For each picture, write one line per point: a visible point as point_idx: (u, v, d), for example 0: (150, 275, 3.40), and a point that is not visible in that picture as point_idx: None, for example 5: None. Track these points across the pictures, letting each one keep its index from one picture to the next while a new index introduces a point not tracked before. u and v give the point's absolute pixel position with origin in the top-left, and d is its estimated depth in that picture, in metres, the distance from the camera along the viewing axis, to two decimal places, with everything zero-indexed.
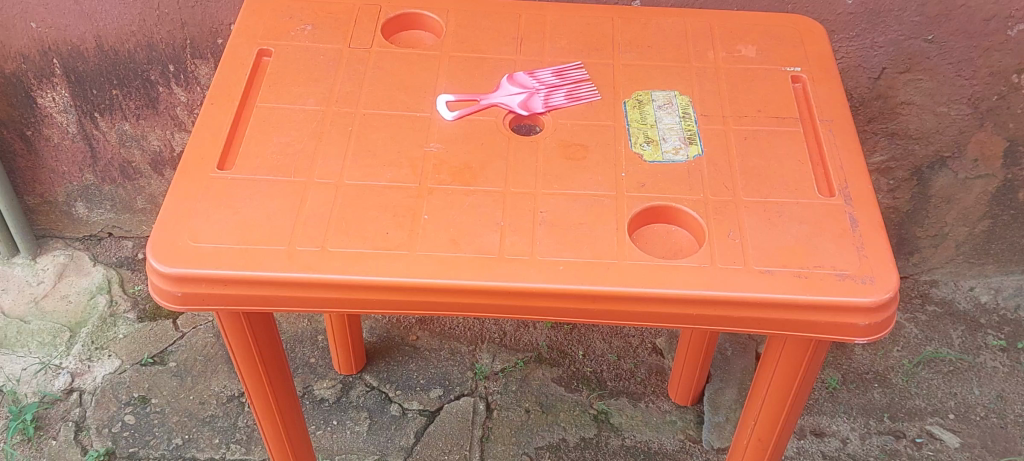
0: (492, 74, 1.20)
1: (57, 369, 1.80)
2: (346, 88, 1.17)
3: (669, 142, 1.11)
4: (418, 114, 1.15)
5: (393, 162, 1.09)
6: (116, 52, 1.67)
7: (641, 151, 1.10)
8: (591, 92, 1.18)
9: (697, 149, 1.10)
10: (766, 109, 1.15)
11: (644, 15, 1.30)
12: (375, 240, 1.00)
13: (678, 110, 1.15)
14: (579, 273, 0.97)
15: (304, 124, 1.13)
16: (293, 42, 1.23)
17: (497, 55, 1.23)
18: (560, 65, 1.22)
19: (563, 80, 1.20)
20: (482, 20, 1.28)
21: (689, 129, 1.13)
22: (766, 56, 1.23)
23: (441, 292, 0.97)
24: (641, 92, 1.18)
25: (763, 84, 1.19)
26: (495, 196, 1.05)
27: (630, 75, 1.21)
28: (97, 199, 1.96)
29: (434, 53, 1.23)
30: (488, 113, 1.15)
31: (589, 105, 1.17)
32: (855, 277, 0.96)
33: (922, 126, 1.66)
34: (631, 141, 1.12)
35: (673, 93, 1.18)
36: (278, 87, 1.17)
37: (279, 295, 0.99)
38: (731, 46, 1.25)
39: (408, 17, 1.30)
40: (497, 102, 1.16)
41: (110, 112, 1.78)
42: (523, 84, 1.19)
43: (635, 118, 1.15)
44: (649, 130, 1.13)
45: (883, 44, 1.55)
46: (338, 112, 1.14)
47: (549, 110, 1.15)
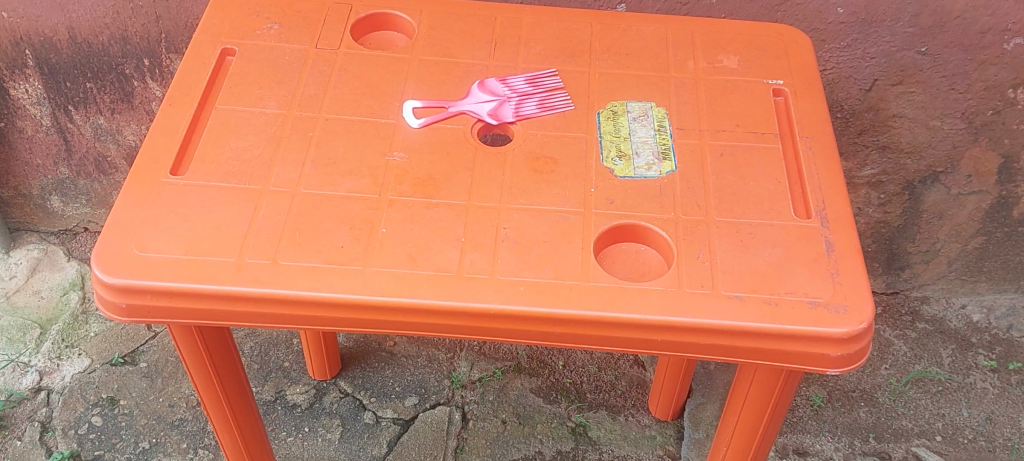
0: (462, 80, 1.16)
1: (25, 366, 1.77)
2: (309, 91, 1.13)
3: (642, 157, 1.07)
4: (382, 121, 1.10)
5: (354, 171, 1.05)
6: (90, 44, 1.63)
7: (613, 165, 1.06)
8: (565, 101, 1.14)
9: (671, 165, 1.06)
10: (744, 124, 1.11)
11: (625, 19, 1.25)
12: (330, 253, 0.96)
13: (654, 122, 1.11)
14: (540, 295, 0.93)
15: (263, 128, 1.08)
16: (258, 42, 1.19)
17: (469, 59, 1.18)
18: (534, 72, 1.17)
19: (536, 87, 1.15)
20: (456, 21, 1.23)
21: (664, 143, 1.09)
22: (748, 67, 1.18)
23: (396, 311, 0.93)
24: (616, 101, 1.14)
25: (743, 97, 1.14)
26: (457, 210, 1.01)
27: (605, 83, 1.16)
28: (72, 194, 1.91)
29: (403, 55, 1.19)
30: (456, 122, 1.11)
31: (561, 115, 1.12)
32: (827, 305, 0.92)
33: (914, 139, 1.61)
34: (603, 154, 1.07)
35: (649, 104, 1.13)
36: (238, 88, 1.13)
37: (227, 310, 0.95)
38: (712, 56, 1.20)
39: (378, 18, 1.25)
40: (467, 109, 1.12)
41: (84, 106, 1.73)
42: (494, 91, 1.14)
43: (608, 130, 1.10)
44: (622, 143, 1.09)
45: (874, 55, 1.50)
46: (300, 117, 1.10)
47: (520, 120, 1.11)
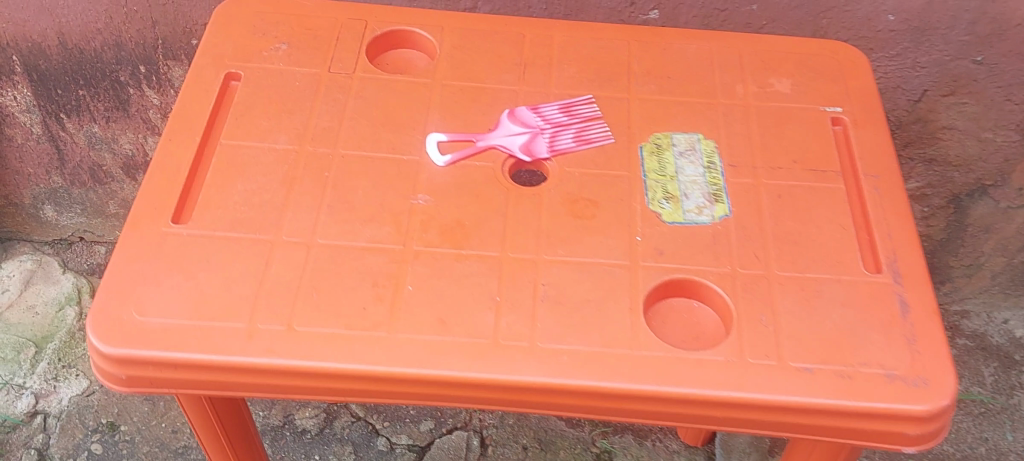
0: (490, 108, 1.05)
1: (20, 389, 1.68)
2: (322, 123, 1.03)
3: (692, 198, 0.97)
4: (404, 158, 1.00)
5: (375, 217, 0.95)
6: (81, 50, 1.52)
7: (660, 209, 0.96)
8: (603, 133, 1.03)
9: (724, 209, 0.96)
10: (802, 160, 1.01)
11: (666, 36, 1.14)
12: (350, 317, 0.87)
13: (702, 158, 1.01)
14: (586, 366, 0.83)
15: (273, 167, 0.98)
16: (265, 64, 1.08)
17: (496, 84, 1.08)
18: (568, 98, 1.07)
19: (571, 117, 1.05)
20: (481, 40, 1.13)
21: (715, 183, 0.99)
22: (803, 93, 1.08)
23: (425, 384, 0.84)
24: (660, 132, 1.04)
25: (800, 127, 1.04)
26: (490, 263, 0.92)
27: (647, 110, 1.06)
28: (66, 203, 1.81)
29: (424, 80, 1.08)
30: (485, 158, 1.01)
31: (600, 149, 1.02)
32: (906, 379, 0.83)
33: (963, 152, 1.51)
34: (648, 196, 0.98)
35: (697, 136, 1.03)
36: (245, 120, 1.02)
37: (237, 381, 0.85)
38: (763, 78, 1.09)
39: (396, 35, 1.14)
40: (496, 143, 1.01)
41: (77, 113, 1.63)
42: (526, 122, 1.04)
43: (653, 167, 1.00)
44: (669, 183, 0.99)
45: (925, 65, 1.39)
46: (313, 153, 1.00)
47: (556, 156, 1.01)
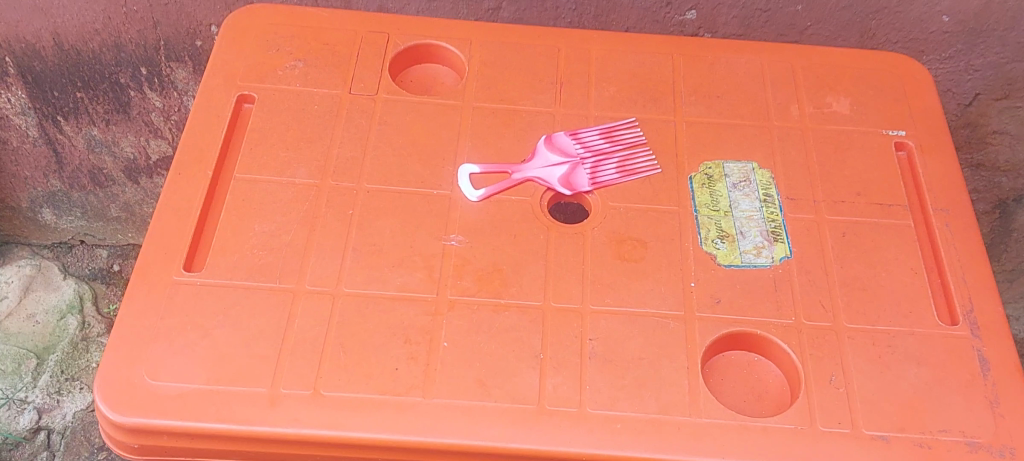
0: (526, 134, 0.97)
1: (21, 404, 1.60)
2: (345, 153, 0.95)
3: (749, 237, 0.90)
4: (434, 193, 0.92)
5: (405, 262, 0.87)
6: (78, 51, 1.42)
7: (715, 250, 0.89)
8: (649, 162, 0.95)
9: (784, 250, 0.89)
10: (867, 192, 0.93)
11: (712, 48, 1.06)
12: (381, 380, 0.79)
13: (758, 190, 0.93)
14: (642, 436, 0.77)
15: (293, 204, 0.90)
16: (280, 85, 1.00)
17: (531, 105, 1.00)
18: (609, 122, 0.98)
19: (614, 144, 0.96)
20: (513, 53, 1.04)
21: (773, 219, 0.91)
22: (863, 114, 1.00)
23: (466, 455, 0.77)
24: (711, 161, 0.95)
25: (862, 154, 0.96)
26: (532, 315, 0.84)
27: (696, 135, 0.98)
28: (66, 206, 1.73)
29: (453, 101, 1.00)
30: (523, 191, 0.93)
31: (646, 181, 0.94)
32: (989, 448, 0.77)
33: (1014, 157, 1.42)
34: (701, 235, 0.90)
35: (751, 165, 0.95)
36: (261, 150, 0.94)
37: (259, 450, 0.78)
38: (820, 97, 1.01)
39: (420, 49, 1.05)
40: (534, 175, 0.93)
41: (75, 116, 1.53)
42: (564, 150, 0.95)
43: (705, 201, 0.92)
44: (724, 220, 0.91)
45: (979, 67, 1.31)
46: (336, 188, 0.92)
47: (598, 189, 0.93)
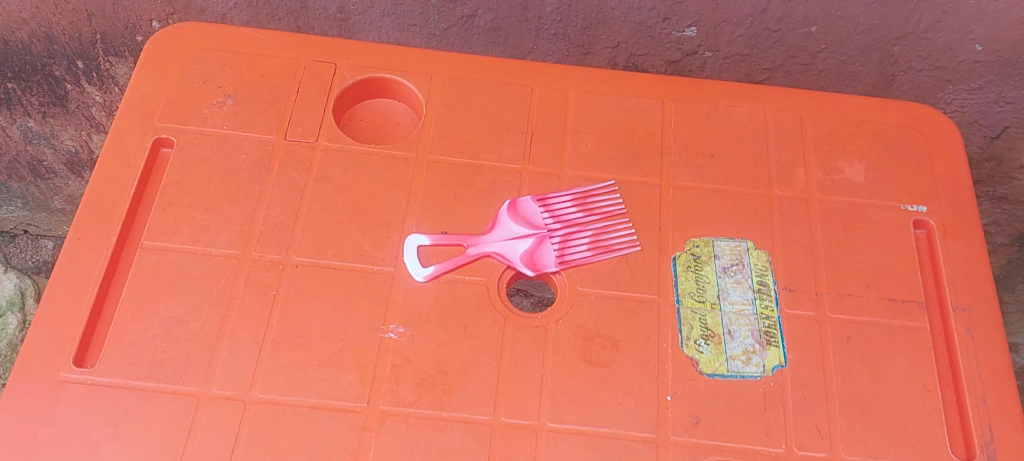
0: (486, 195, 0.84)
1: None
2: (273, 217, 0.81)
3: (737, 339, 0.77)
4: (375, 269, 0.79)
5: (334, 360, 0.75)
6: (5, 41, 1.26)
7: (697, 354, 0.76)
8: (627, 237, 0.82)
9: (778, 356, 0.76)
10: (877, 285, 0.80)
11: (709, 93, 0.91)
12: None
13: (752, 277, 0.80)
14: None
15: (208, 282, 0.78)
16: (204, 128, 0.86)
17: (495, 159, 0.86)
18: (584, 185, 0.85)
19: (588, 213, 0.83)
20: (478, 93, 0.90)
21: (767, 316, 0.78)
22: (878, 183, 0.86)
23: None
24: (699, 237, 0.82)
25: (874, 236, 0.83)
26: (477, 434, 0.72)
27: (684, 204, 0.84)
28: (6, 196, 1.59)
29: (405, 152, 0.86)
30: (478, 270, 0.80)
31: (623, 261, 0.81)
32: None
33: None
34: (683, 334, 0.77)
35: (745, 243, 0.82)
36: (175, 212, 0.81)
37: None
38: (830, 160, 0.87)
39: (373, 83, 0.91)
40: (492, 250, 0.80)
41: (8, 107, 1.38)
42: (530, 220, 0.82)
43: (689, 289, 0.79)
44: (710, 315, 0.78)
45: (1011, 100, 1.15)
46: (259, 262, 0.79)
47: (566, 268, 0.80)
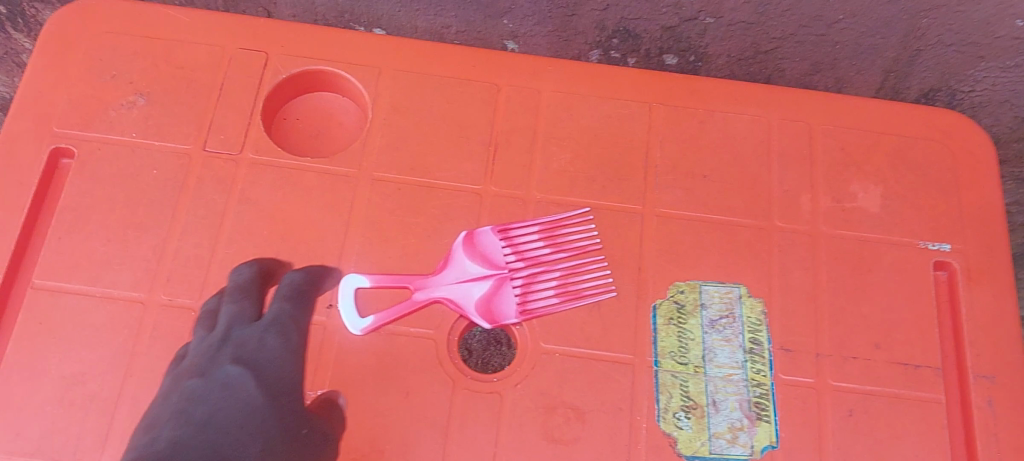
0: (439, 224, 0.72)
1: None
2: (188, 250, 0.70)
3: (722, 412, 0.67)
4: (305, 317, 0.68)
5: None
6: None
7: (676, 431, 0.66)
8: (601, 280, 0.70)
9: (769, 435, 0.66)
10: (888, 345, 0.69)
11: (705, 94, 0.77)
12: None
13: (744, 332, 0.69)
14: None
15: (110, 333, 0.67)
16: (110, 135, 0.73)
17: (450, 178, 0.73)
18: (555, 213, 0.72)
19: (557, 249, 0.71)
20: (433, 93, 0.77)
21: (759, 384, 0.68)
22: (896, 213, 0.74)
23: None
24: (683, 280, 0.71)
25: (887, 282, 0.71)
26: None
27: (669, 238, 0.72)
28: None
29: (345, 167, 0.73)
30: (426, 319, 0.69)
31: (594, 310, 0.69)
32: None
33: None
34: (660, 405, 0.67)
35: (737, 289, 0.71)
36: (73, 243, 0.70)
37: None
38: (841, 185, 0.75)
39: (312, 77, 0.78)
40: (443, 295, 0.68)
41: None
42: (488, 257, 0.70)
43: (670, 348, 0.69)
44: (692, 381, 0.68)
45: None
46: (169, 308, 0.68)
47: (529, 319, 0.69)
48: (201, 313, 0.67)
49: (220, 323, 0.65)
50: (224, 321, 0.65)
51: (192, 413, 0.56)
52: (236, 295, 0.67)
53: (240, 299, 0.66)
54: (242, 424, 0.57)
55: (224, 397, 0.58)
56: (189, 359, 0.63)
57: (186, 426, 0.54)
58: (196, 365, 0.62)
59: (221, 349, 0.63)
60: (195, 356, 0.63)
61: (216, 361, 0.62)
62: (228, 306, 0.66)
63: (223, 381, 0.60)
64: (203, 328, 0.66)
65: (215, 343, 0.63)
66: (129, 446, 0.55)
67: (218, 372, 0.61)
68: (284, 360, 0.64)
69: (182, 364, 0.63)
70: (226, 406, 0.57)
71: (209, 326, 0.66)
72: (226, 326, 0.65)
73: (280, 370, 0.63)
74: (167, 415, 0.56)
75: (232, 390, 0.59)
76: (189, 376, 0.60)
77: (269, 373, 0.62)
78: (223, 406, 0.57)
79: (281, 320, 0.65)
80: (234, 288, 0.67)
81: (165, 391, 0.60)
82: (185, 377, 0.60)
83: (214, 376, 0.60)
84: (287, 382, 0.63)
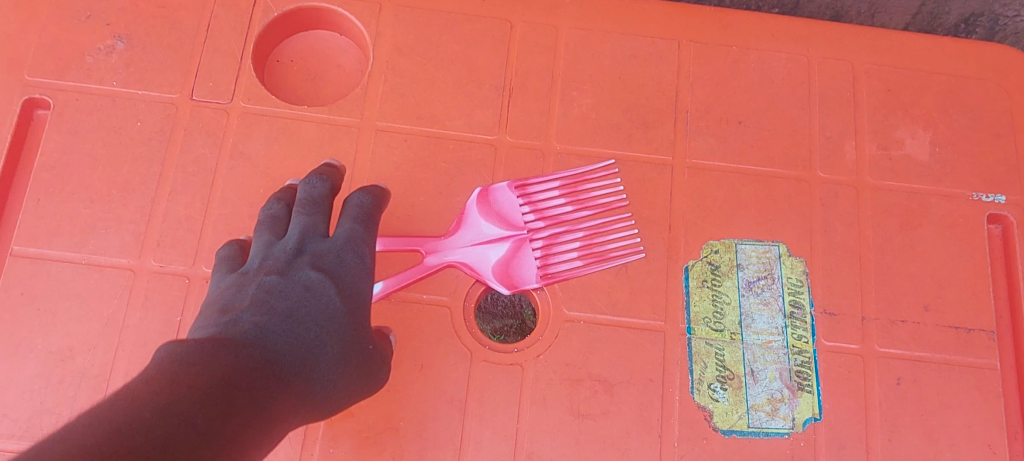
0: (451, 179, 0.66)
1: None
2: (178, 212, 0.64)
3: (761, 382, 0.62)
4: None
5: None
6: None
7: (711, 404, 0.62)
8: (628, 241, 0.65)
9: (811, 407, 0.62)
10: (938, 307, 0.64)
11: (740, 30, 0.70)
12: None
13: (784, 296, 0.64)
14: None
15: (97, 304, 0.62)
16: (87, 83, 0.66)
17: (462, 126, 0.67)
18: (577, 166, 0.66)
19: (579, 206, 0.65)
20: (440, 31, 0.69)
21: (800, 352, 0.63)
22: (948, 161, 0.68)
23: None
24: (718, 239, 0.65)
25: (938, 237, 0.66)
26: None
27: (702, 192, 0.66)
28: None
29: (346, 116, 0.67)
30: (439, 285, 0.63)
31: (621, 272, 0.64)
32: None
33: None
34: (694, 375, 0.62)
35: (776, 248, 0.65)
36: (51, 205, 0.63)
37: None
38: (888, 130, 0.69)
39: (307, 14, 0.71)
40: (457, 260, 0.63)
41: None
42: (505, 216, 0.64)
43: (704, 313, 0.63)
44: (728, 349, 0.63)
45: None
46: (161, 276, 0.63)
47: (551, 283, 0.64)
48: (263, 217, 0.61)
49: (292, 231, 0.59)
50: (296, 231, 0.59)
51: (274, 306, 0.52)
52: (309, 208, 0.60)
53: (313, 213, 0.60)
54: (322, 332, 0.52)
55: (303, 300, 0.53)
56: (265, 259, 0.57)
57: (264, 324, 0.51)
58: (275, 263, 0.56)
59: (299, 255, 0.57)
60: (269, 258, 0.57)
61: (294, 266, 0.56)
62: (300, 218, 0.59)
63: (305, 282, 0.55)
64: (271, 233, 0.59)
65: (291, 249, 0.57)
66: (202, 324, 0.53)
67: (299, 272, 0.55)
68: (364, 279, 0.57)
69: (254, 261, 0.58)
70: (305, 310, 0.53)
71: (278, 232, 0.60)
72: (299, 237, 0.58)
73: (359, 289, 0.57)
74: (244, 304, 0.52)
75: (313, 296, 0.54)
76: (265, 274, 0.55)
77: (351, 285, 0.56)
78: (302, 314, 0.52)
79: (357, 239, 0.58)
80: (307, 200, 0.60)
81: (237, 282, 0.56)
82: (260, 275, 0.56)
83: (294, 277, 0.55)
84: (366, 295, 0.57)
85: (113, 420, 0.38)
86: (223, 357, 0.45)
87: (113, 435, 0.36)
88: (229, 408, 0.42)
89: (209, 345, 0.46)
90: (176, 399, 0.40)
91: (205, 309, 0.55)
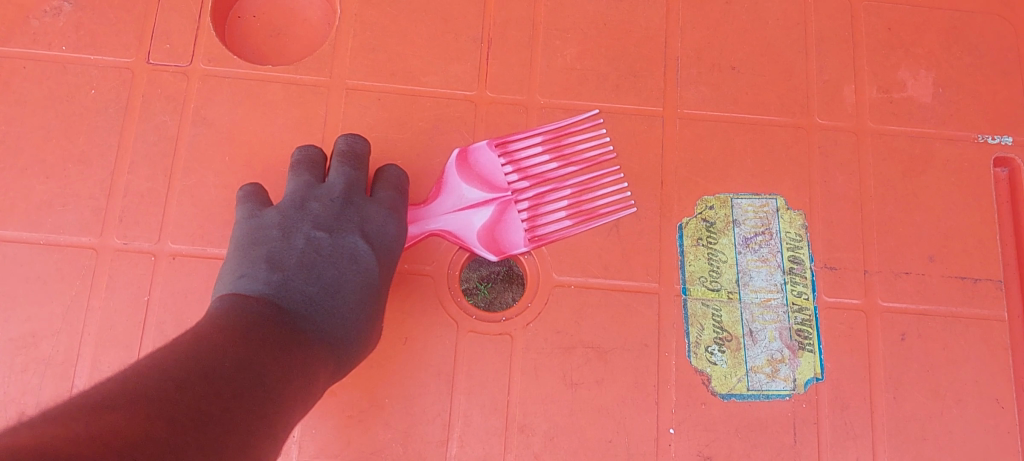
0: (430, 139, 0.62)
1: None
2: (140, 184, 0.60)
3: (761, 343, 0.60)
4: None
5: None
6: None
7: (710, 368, 0.59)
8: (618, 197, 0.61)
9: (813, 366, 0.60)
10: (944, 258, 0.62)
11: None
12: None
13: (782, 252, 0.61)
14: None
15: (58, 286, 0.58)
16: (34, 49, 0.62)
17: (438, 82, 0.63)
18: (566, 120, 0.63)
19: (564, 162, 0.62)
20: None
21: (801, 310, 0.60)
22: (952, 102, 0.65)
23: None
24: (713, 194, 0.62)
25: (943, 184, 0.63)
26: None
27: (695, 144, 0.63)
28: None
29: (315, 74, 0.63)
30: (419, 256, 0.60)
31: (612, 232, 0.61)
32: None
33: None
34: (691, 338, 0.59)
35: (774, 202, 0.62)
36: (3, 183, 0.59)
37: None
38: (889, 71, 0.65)
39: None
40: (440, 228, 0.59)
41: None
42: (486, 177, 0.60)
43: (699, 273, 0.60)
44: (726, 310, 0.60)
45: None
46: (124, 254, 0.59)
47: (539, 246, 0.60)
48: (298, 155, 0.57)
49: (334, 178, 0.56)
50: (341, 180, 0.56)
51: (322, 273, 0.50)
52: (356, 159, 0.57)
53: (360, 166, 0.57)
54: (364, 306, 0.51)
55: (349, 266, 0.52)
56: (308, 201, 0.54)
57: (315, 293, 0.49)
58: (321, 212, 0.54)
59: (344, 209, 0.55)
60: (310, 202, 0.54)
61: (340, 221, 0.54)
62: (345, 168, 0.56)
63: (351, 248, 0.53)
64: (310, 174, 0.56)
65: (335, 199, 0.55)
66: (246, 267, 0.50)
67: (343, 231, 0.53)
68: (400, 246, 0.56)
69: (293, 199, 0.55)
70: (350, 282, 0.51)
71: (316, 173, 0.57)
72: (344, 187, 0.55)
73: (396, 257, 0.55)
74: (294, 261, 0.50)
75: (356, 265, 0.52)
76: (311, 226, 0.53)
77: (389, 255, 0.54)
78: (348, 285, 0.51)
79: (399, 205, 0.56)
80: (353, 150, 0.57)
81: (280, 225, 0.53)
82: (305, 225, 0.53)
83: (339, 236, 0.53)
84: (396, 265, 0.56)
85: (178, 361, 0.37)
86: (276, 330, 0.44)
87: (178, 385, 0.35)
88: (285, 371, 0.41)
89: (272, 323, 0.44)
90: (217, 384, 0.37)
91: (245, 248, 0.51)
